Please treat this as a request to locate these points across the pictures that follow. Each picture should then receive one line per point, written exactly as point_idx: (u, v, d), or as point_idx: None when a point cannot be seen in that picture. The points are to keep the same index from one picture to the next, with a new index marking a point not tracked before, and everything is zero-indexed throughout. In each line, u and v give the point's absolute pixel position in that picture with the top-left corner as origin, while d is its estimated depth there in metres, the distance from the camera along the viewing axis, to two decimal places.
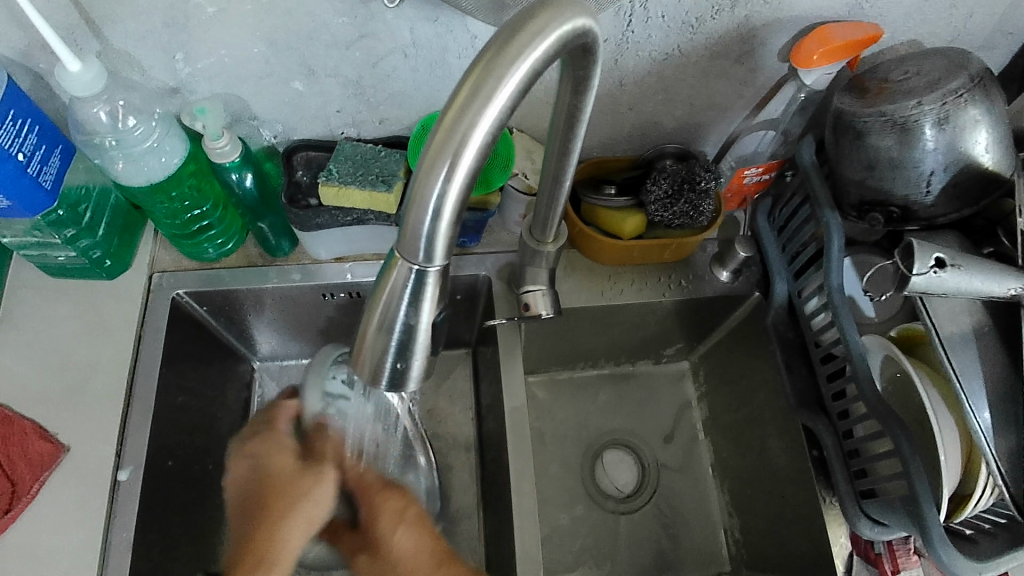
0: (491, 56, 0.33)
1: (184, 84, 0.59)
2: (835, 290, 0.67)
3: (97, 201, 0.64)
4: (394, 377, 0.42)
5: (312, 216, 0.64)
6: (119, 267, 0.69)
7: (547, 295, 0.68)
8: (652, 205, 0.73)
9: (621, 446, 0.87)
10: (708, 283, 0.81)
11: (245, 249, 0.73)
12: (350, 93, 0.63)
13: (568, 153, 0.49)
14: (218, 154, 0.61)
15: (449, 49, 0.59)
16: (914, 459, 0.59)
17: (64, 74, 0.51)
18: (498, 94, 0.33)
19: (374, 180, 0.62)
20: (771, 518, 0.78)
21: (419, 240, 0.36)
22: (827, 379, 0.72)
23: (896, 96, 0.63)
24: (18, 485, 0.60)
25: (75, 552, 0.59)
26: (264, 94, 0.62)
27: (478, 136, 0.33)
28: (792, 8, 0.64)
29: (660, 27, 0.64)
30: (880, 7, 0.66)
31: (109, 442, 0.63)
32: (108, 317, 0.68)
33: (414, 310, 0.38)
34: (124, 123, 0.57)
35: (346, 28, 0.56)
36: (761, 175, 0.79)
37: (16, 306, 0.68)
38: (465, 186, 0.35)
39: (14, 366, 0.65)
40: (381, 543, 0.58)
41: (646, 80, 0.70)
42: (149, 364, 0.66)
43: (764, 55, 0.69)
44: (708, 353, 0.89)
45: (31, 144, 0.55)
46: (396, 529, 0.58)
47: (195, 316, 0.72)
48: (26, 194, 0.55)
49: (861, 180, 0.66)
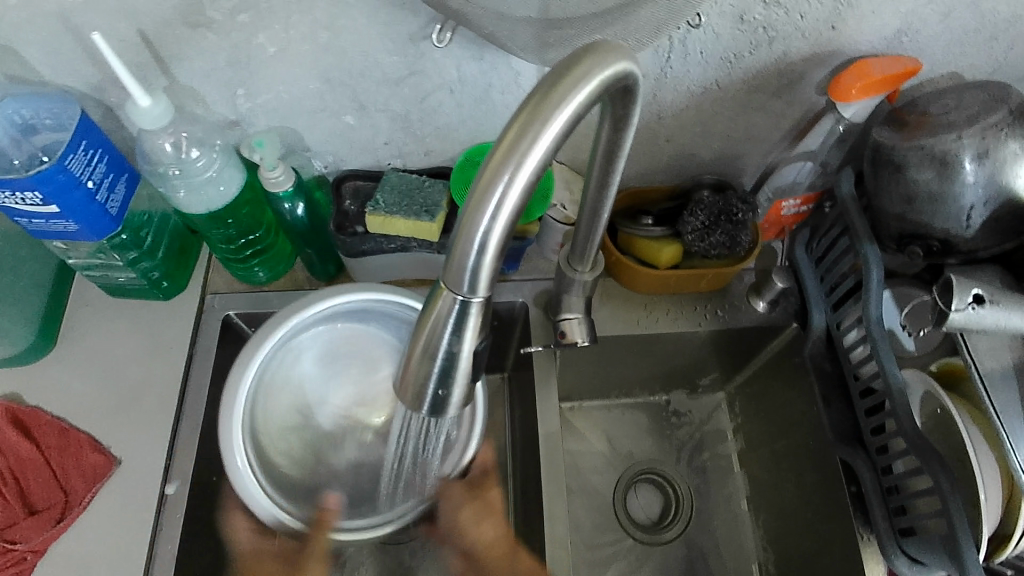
0: (537, 99, 0.35)
1: (243, 118, 0.63)
2: (874, 323, 0.66)
3: (157, 226, 0.68)
4: (436, 402, 0.43)
5: (358, 243, 0.67)
6: (175, 288, 0.72)
7: (583, 324, 0.69)
8: (689, 235, 0.73)
9: (654, 477, 0.87)
10: (745, 314, 0.81)
11: (293, 272, 0.76)
12: (398, 126, 0.65)
13: (607, 186, 0.51)
14: (273, 184, 0.63)
15: (493, 85, 0.61)
16: (953, 499, 0.58)
17: (135, 109, 0.54)
18: (546, 134, 0.34)
19: (419, 210, 0.65)
20: (808, 556, 0.76)
21: (464, 271, 0.37)
22: (866, 412, 0.71)
23: (936, 129, 0.63)
24: (71, 497, 0.63)
25: (121, 562, 0.61)
26: (317, 128, 0.65)
27: (524, 174, 0.35)
28: (830, 43, 0.65)
29: (698, 62, 0.65)
30: (919, 42, 0.67)
31: (159, 456, 0.65)
32: (162, 336, 0.71)
33: (457, 338, 0.40)
34: (186, 154, 0.60)
35: (396, 66, 0.58)
36: (799, 208, 0.80)
37: (76, 325, 0.71)
38: (510, 221, 0.36)
39: (72, 381, 0.69)
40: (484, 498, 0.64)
41: (683, 112, 0.71)
42: (200, 383, 0.69)
43: (802, 88, 0.70)
44: (745, 385, 0.88)
45: (100, 172, 0.58)
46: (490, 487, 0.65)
47: (243, 336, 0.75)
48: (93, 219, 0.58)
49: (901, 214, 0.67)
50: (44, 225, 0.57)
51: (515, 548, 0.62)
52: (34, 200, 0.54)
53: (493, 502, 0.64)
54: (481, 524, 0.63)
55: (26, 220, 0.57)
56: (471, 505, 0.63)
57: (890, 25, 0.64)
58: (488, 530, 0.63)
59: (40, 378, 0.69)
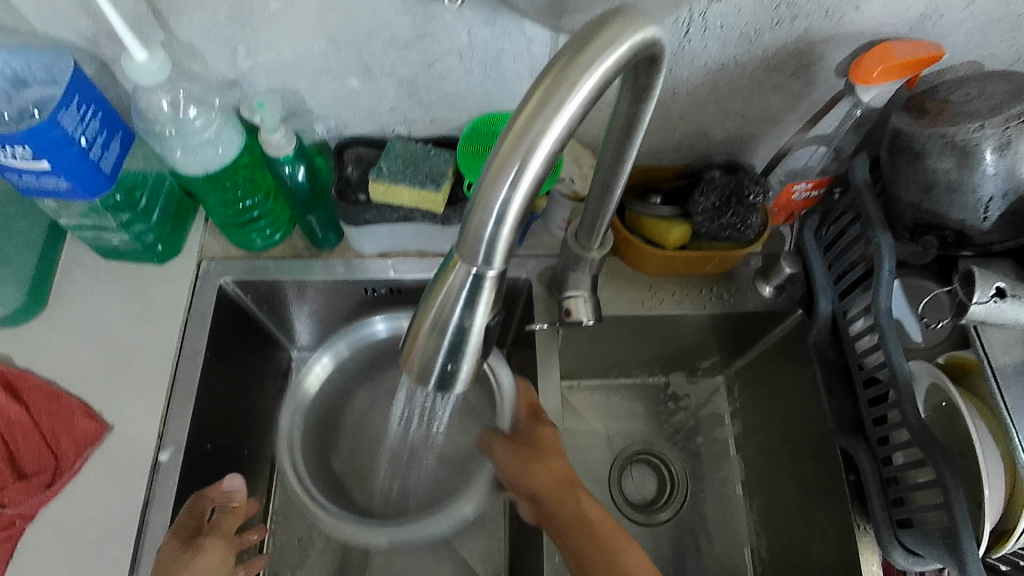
0: (564, 63, 0.33)
1: (243, 78, 0.60)
2: (883, 313, 0.65)
3: (152, 187, 0.66)
4: (444, 378, 0.41)
5: (360, 211, 0.64)
6: (170, 252, 0.70)
7: (589, 302, 0.67)
8: (698, 216, 0.72)
9: (650, 458, 0.87)
10: (750, 299, 0.80)
11: (291, 240, 0.73)
12: (404, 92, 0.63)
13: (622, 160, 0.49)
14: (273, 147, 0.61)
15: (505, 52, 0.59)
16: (957, 492, 0.58)
17: (131, 65, 0.51)
18: (570, 101, 0.32)
19: (423, 179, 0.63)
20: (802, 543, 0.76)
21: (480, 244, 0.35)
22: (868, 403, 0.71)
23: (957, 117, 0.61)
24: (61, 462, 0.62)
25: (111, 530, 0.60)
26: (320, 90, 0.62)
27: (547, 142, 0.33)
28: (853, 23, 0.63)
29: (718, 37, 0.63)
30: (943, 26, 0.64)
31: (152, 423, 0.64)
32: (156, 300, 0.69)
33: (469, 313, 0.38)
34: (183, 113, 0.58)
35: (405, 28, 0.56)
36: (810, 192, 0.77)
37: (67, 287, 0.69)
38: (531, 192, 0.34)
39: (62, 344, 0.67)
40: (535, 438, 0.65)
41: (699, 89, 0.69)
42: (195, 349, 0.67)
43: (821, 69, 0.68)
44: (745, 369, 0.87)
45: (93, 129, 0.55)
46: (543, 427, 0.65)
47: (239, 304, 0.73)
48: (86, 178, 0.55)
49: (918, 203, 0.65)
50: (35, 182, 0.55)
51: (575, 485, 0.61)
52: (25, 155, 0.51)
53: (545, 439, 0.65)
54: (535, 469, 0.63)
55: (15, 176, 0.54)
56: (523, 455, 0.64)
57: (914, 7, 0.62)
58: (542, 473, 0.62)
59: (28, 340, 0.67)
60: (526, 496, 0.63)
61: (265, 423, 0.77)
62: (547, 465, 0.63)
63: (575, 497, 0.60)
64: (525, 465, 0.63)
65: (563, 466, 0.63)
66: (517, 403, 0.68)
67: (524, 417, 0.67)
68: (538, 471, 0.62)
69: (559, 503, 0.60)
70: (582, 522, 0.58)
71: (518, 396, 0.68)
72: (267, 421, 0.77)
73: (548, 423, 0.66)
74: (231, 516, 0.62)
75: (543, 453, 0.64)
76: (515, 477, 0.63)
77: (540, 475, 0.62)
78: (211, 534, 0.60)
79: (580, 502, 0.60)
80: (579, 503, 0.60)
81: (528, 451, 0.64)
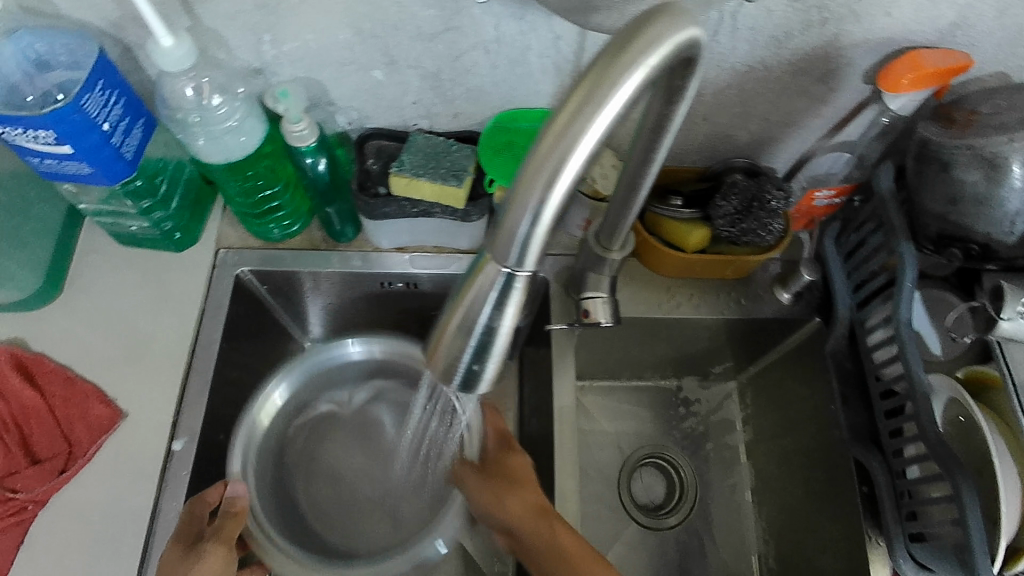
0: (605, 62, 0.33)
1: (267, 66, 0.60)
2: (904, 324, 0.64)
3: (172, 174, 0.66)
4: (468, 376, 0.41)
5: (380, 205, 0.64)
6: (188, 241, 0.70)
7: (608, 304, 0.67)
8: (720, 220, 0.71)
9: (660, 461, 0.87)
10: (767, 305, 0.79)
11: (309, 232, 0.73)
12: (428, 85, 0.62)
13: (650, 162, 0.48)
14: (295, 137, 0.60)
15: (531, 47, 0.58)
16: (973, 507, 0.57)
17: (156, 49, 0.51)
18: (611, 101, 0.32)
19: (446, 174, 0.63)
20: (811, 552, 0.76)
21: (513, 244, 0.35)
22: (884, 415, 0.70)
23: (986, 130, 0.61)
24: (75, 448, 0.62)
25: (123, 517, 0.60)
26: (344, 81, 0.62)
27: (586, 143, 0.32)
28: (884, 30, 0.62)
29: (746, 39, 0.62)
30: (971, 37, 0.63)
31: (165, 411, 0.64)
32: (173, 288, 0.69)
33: (498, 313, 0.38)
34: (208, 101, 0.57)
35: (432, 20, 0.55)
36: (832, 199, 0.76)
37: (84, 272, 0.69)
38: (567, 194, 0.33)
39: (78, 329, 0.67)
40: (506, 467, 0.63)
41: (725, 91, 0.68)
42: (210, 338, 0.67)
43: (850, 76, 0.67)
44: (758, 376, 0.87)
45: (116, 114, 0.55)
46: (511, 456, 0.64)
47: (255, 294, 0.73)
48: (108, 163, 0.55)
49: (943, 215, 0.64)
50: (56, 166, 0.54)
51: (547, 512, 0.57)
52: (47, 139, 0.51)
53: (512, 468, 0.63)
54: (506, 496, 0.60)
55: (37, 160, 0.54)
56: (493, 483, 0.62)
57: (945, 16, 0.60)
58: (513, 501, 0.60)
59: (45, 324, 0.67)
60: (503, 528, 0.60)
61: None
62: (517, 493, 0.60)
63: (549, 528, 0.56)
64: (497, 496, 0.61)
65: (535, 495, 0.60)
66: (484, 432, 0.67)
67: (494, 445, 0.66)
68: (507, 500, 0.60)
69: (531, 531, 0.57)
70: (555, 556, 0.54)
71: (484, 424, 0.67)
72: None
73: (519, 450, 0.65)
74: (231, 521, 0.58)
75: (514, 483, 0.61)
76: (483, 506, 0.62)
77: (512, 502, 0.60)
78: (212, 540, 0.56)
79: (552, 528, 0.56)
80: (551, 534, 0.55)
81: (496, 477, 0.62)
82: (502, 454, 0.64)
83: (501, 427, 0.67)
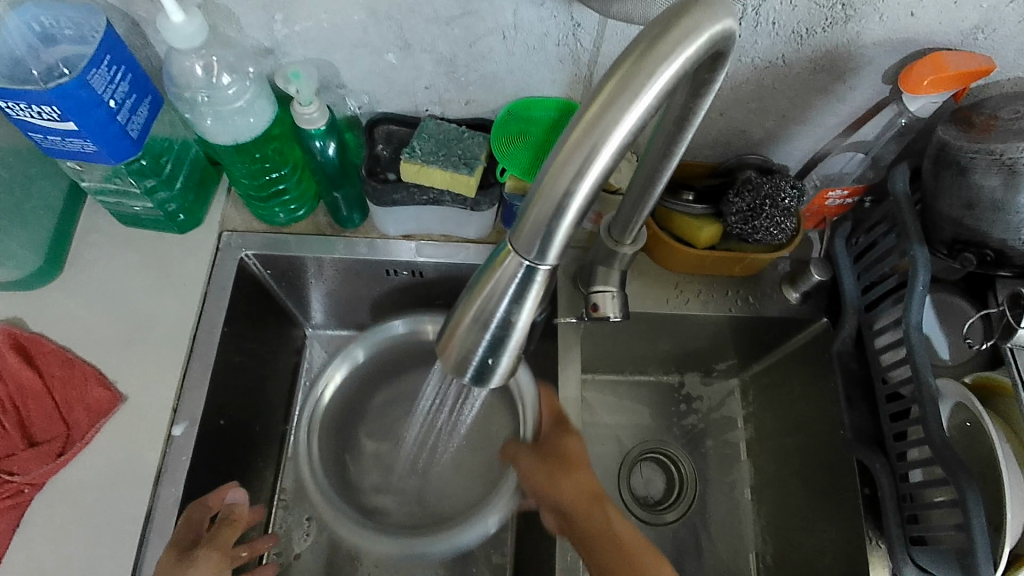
0: (639, 54, 0.31)
1: (278, 46, 0.58)
2: (914, 328, 0.63)
3: (177, 154, 0.64)
4: (481, 372, 0.40)
5: (389, 191, 0.63)
6: (191, 222, 0.69)
7: (616, 299, 0.66)
8: (732, 217, 0.70)
9: (660, 456, 0.87)
10: (775, 303, 0.79)
11: (315, 216, 0.72)
12: (442, 70, 0.61)
13: (670, 155, 0.45)
14: (305, 120, 0.59)
15: (549, 35, 0.57)
16: (977, 513, 0.55)
17: (166, 25, 0.49)
18: (645, 95, 0.31)
19: (457, 162, 0.61)
20: (809, 551, 0.75)
21: (537, 236, 0.34)
22: (890, 418, 0.69)
23: (1006, 135, 0.59)
24: (73, 430, 0.61)
25: (121, 502, 0.59)
26: (356, 64, 0.60)
27: (617, 137, 0.31)
28: (907, 30, 0.60)
29: (768, 33, 0.61)
30: (995, 40, 0.62)
31: (166, 395, 0.63)
32: (175, 270, 0.68)
33: (516, 306, 0.37)
34: (217, 79, 0.56)
35: (449, 4, 0.54)
36: (845, 199, 0.76)
37: (84, 251, 0.68)
38: (596, 188, 0.32)
39: (78, 310, 0.65)
40: (560, 448, 0.63)
41: (742, 86, 0.67)
42: (212, 322, 0.66)
43: (869, 75, 0.66)
44: (762, 374, 0.86)
45: (122, 91, 0.53)
46: (565, 436, 0.64)
47: (257, 278, 0.72)
48: (112, 141, 0.53)
49: (958, 218, 0.63)
50: (60, 143, 0.53)
51: (602, 498, 0.58)
52: (51, 114, 0.49)
53: (568, 450, 0.63)
54: (560, 479, 0.60)
55: (40, 135, 0.52)
56: (547, 466, 0.62)
57: (969, 18, 0.59)
58: (571, 484, 0.59)
59: (44, 303, 0.65)
60: (551, 506, 0.60)
61: (277, 400, 0.76)
62: (572, 477, 0.60)
63: (604, 517, 0.56)
64: (550, 476, 0.61)
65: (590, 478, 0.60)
66: (540, 408, 0.67)
67: (550, 426, 0.66)
68: (563, 485, 0.60)
69: (586, 517, 0.57)
70: (609, 539, 0.55)
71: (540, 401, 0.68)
72: (278, 398, 0.77)
73: (574, 433, 0.64)
74: (228, 528, 0.58)
75: (568, 466, 0.61)
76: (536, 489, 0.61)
77: (567, 487, 0.59)
78: (206, 546, 0.56)
79: (608, 516, 0.56)
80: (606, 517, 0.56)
81: (550, 460, 0.62)
82: (557, 432, 0.65)
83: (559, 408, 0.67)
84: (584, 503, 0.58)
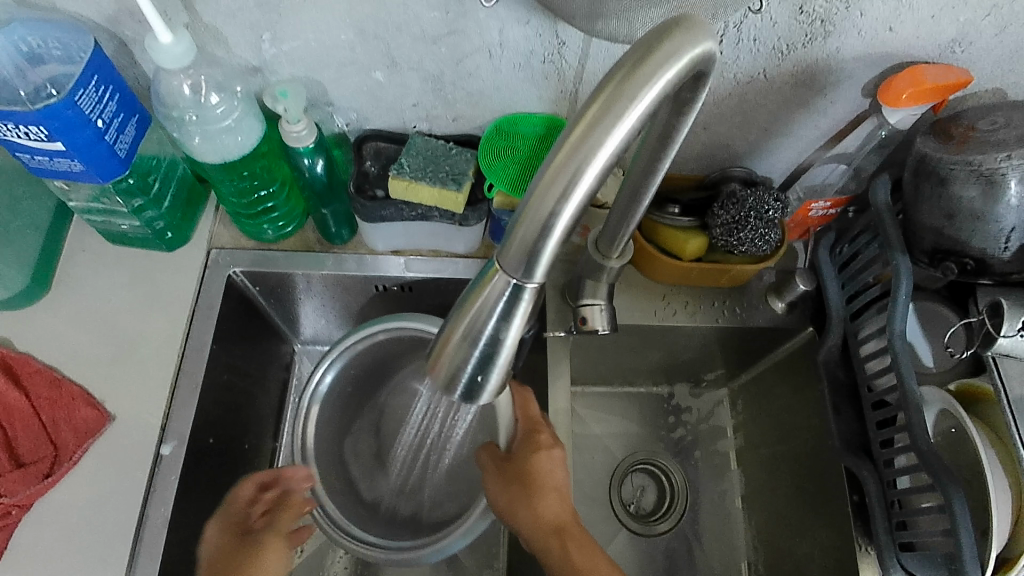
0: (622, 75, 0.32)
1: (266, 65, 0.59)
2: (898, 336, 0.64)
3: (165, 172, 0.64)
4: (470, 387, 0.40)
5: (377, 208, 0.63)
6: (179, 240, 0.69)
7: (605, 312, 0.67)
8: (717, 229, 0.71)
9: (651, 467, 0.87)
10: (762, 314, 0.80)
11: (303, 233, 0.72)
12: (429, 87, 0.62)
13: (654, 171, 0.46)
14: (293, 138, 0.59)
15: (534, 53, 0.57)
16: (964, 518, 0.56)
17: (154, 45, 0.49)
18: (629, 115, 0.32)
19: (444, 178, 0.62)
20: (798, 559, 0.76)
21: (525, 255, 0.34)
22: (876, 425, 0.69)
23: (984, 146, 0.61)
24: (60, 452, 0.60)
25: (109, 524, 0.58)
26: (344, 81, 0.61)
27: (602, 157, 0.32)
28: (885, 44, 0.62)
29: (749, 49, 0.62)
30: (971, 53, 0.63)
31: (155, 414, 0.62)
32: (163, 288, 0.68)
33: (505, 324, 0.37)
34: (205, 98, 0.56)
35: (436, 23, 0.54)
36: (828, 210, 0.77)
37: (70, 271, 0.68)
38: (581, 207, 0.33)
39: (65, 330, 0.65)
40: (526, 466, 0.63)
41: (725, 101, 0.68)
42: (201, 340, 0.66)
43: (849, 89, 0.67)
44: (750, 383, 0.87)
45: (110, 111, 0.53)
46: (535, 453, 0.63)
47: (246, 295, 0.72)
48: (101, 160, 0.54)
49: (939, 229, 0.64)
50: (47, 163, 0.53)
51: (561, 531, 0.60)
52: (39, 135, 0.49)
53: (535, 471, 0.62)
54: (523, 506, 0.61)
55: (27, 155, 0.52)
56: (509, 487, 0.62)
57: (946, 32, 0.61)
58: (538, 510, 0.61)
59: (30, 324, 0.65)
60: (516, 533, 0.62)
61: (266, 417, 0.76)
62: (538, 502, 0.61)
63: (562, 549, 0.58)
64: (512, 502, 0.62)
65: (554, 505, 0.61)
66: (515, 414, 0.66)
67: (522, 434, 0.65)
68: (533, 509, 0.61)
69: (547, 550, 0.59)
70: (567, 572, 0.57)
71: (515, 407, 0.66)
72: (268, 414, 0.77)
73: (546, 451, 0.63)
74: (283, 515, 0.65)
75: (532, 490, 0.61)
76: (498, 509, 0.62)
77: (526, 516, 0.61)
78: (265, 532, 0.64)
79: (570, 551, 0.58)
80: (565, 551, 0.58)
81: (515, 483, 0.62)
82: (529, 439, 0.64)
83: (531, 414, 0.66)
84: (543, 537, 0.60)
